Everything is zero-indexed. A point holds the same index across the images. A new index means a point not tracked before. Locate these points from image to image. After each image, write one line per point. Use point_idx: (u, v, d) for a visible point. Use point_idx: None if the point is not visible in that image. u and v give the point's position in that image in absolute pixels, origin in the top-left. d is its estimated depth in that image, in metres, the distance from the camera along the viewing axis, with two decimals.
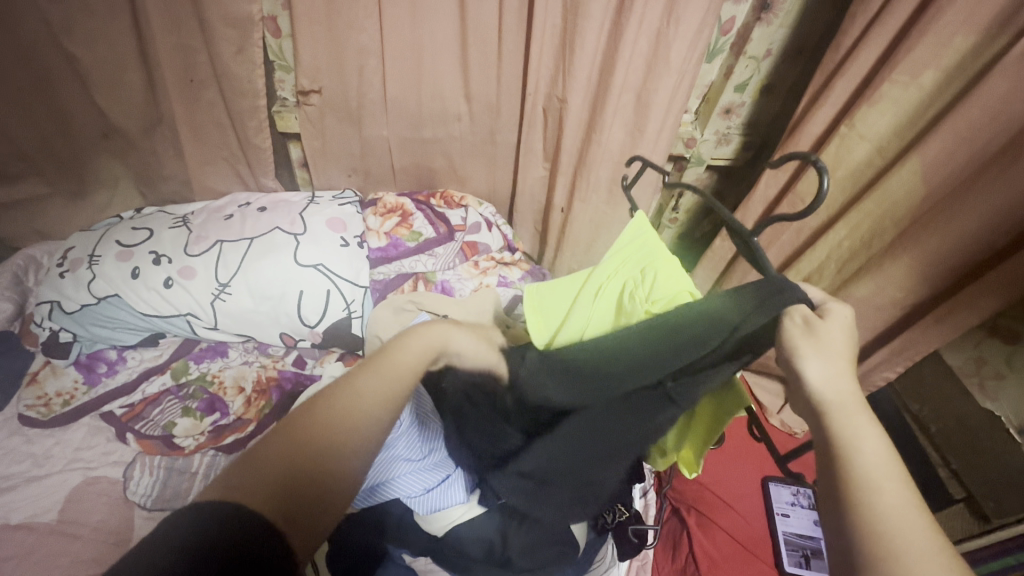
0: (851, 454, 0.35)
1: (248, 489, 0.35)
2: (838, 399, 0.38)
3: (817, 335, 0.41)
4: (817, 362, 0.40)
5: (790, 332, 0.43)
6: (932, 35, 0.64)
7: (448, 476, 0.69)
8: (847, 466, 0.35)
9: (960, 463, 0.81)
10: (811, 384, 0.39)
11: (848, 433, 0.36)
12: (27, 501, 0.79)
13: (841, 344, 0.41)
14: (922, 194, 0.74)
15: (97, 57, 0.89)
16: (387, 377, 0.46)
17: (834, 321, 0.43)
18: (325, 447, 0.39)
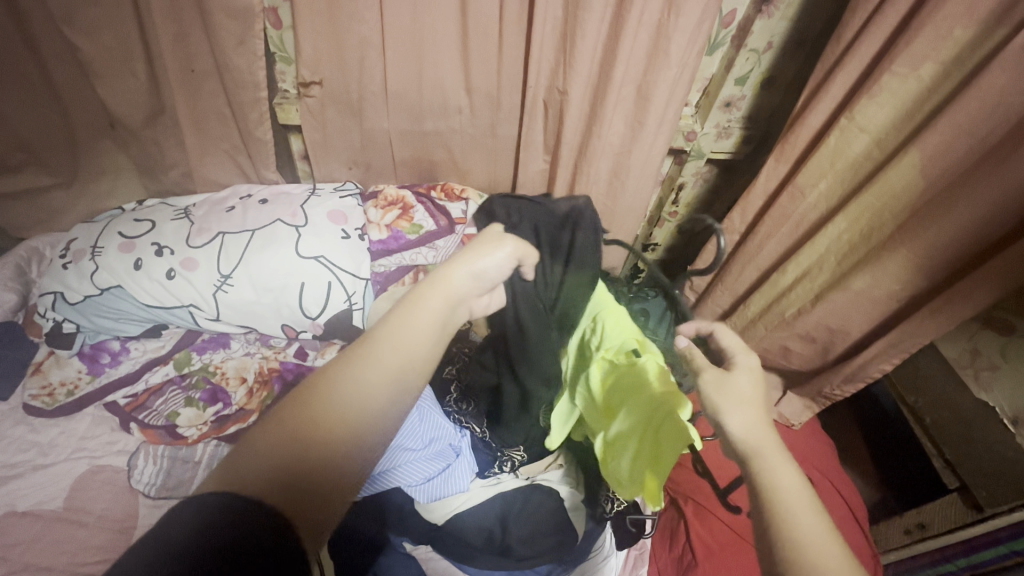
0: (775, 492, 0.41)
1: (244, 481, 0.37)
2: (757, 444, 0.44)
3: (729, 387, 0.47)
4: (734, 415, 0.45)
5: (706, 382, 0.48)
6: (931, 26, 0.64)
7: (449, 465, 0.71)
8: (772, 502, 0.41)
9: (954, 454, 0.82)
10: (734, 437, 0.44)
11: (769, 476, 0.42)
12: (33, 489, 0.80)
13: (749, 391, 0.47)
14: (922, 187, 0.74)
15: (97, 46, 0.89)
16: (397, 341, 0.47)
17: (737, 368, 0.49)
18: (322, 441, 0.40)
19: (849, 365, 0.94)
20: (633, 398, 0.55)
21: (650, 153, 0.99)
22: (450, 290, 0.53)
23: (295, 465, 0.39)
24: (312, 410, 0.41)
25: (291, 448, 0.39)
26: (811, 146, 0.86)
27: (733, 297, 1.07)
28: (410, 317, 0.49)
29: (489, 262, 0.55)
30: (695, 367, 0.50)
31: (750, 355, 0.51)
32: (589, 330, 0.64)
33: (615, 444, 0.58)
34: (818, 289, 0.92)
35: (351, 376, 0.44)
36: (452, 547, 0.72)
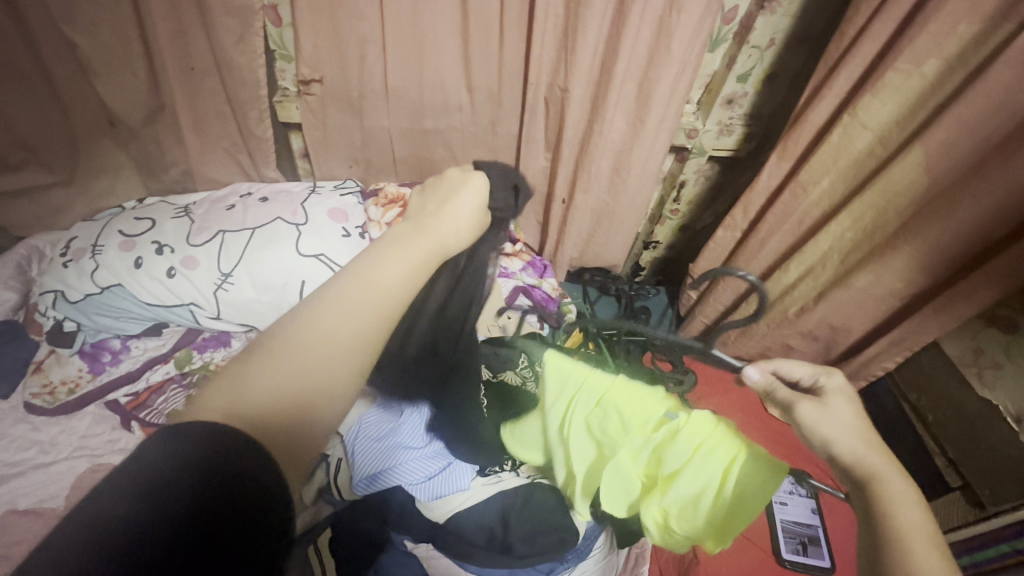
0: (896, 516, 0.38)
1: (233, 418, 0.36)
2: (870, 468, 0.40)
3: (830, 414, 0.43)
4: (842, 437, 0.42)
5: (804, 404, 0.44)
6: (935, 23, 0.64)
7: (449, 464, 0.73)
8: (891, 525, 0.37)
9: (955, 452, 0.83)
10: (843, 457, 0.41)
11: (887, 503, 0.38)
12: (34, 488, 0.80)
13: (849, 418, 0.43)
14: (926, 184, 0.73)
15: (97, 44, 0.89)
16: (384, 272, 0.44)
17: (833, 394, 0.44)
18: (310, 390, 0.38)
19: (852, 364, 0.94)
20: (699, 454, 0.47)
21: (652, 151, 0.98)
22: (440, 219, 0.52)
23: (292, 407, 0.37)
24: (291, 336, 0.39)
25: (278, 395, 0.37)
26: (814, 143, 0.85)
27: (735, 294, 1.07)
28: (403, 244, 0.47)
29: (465, 201, 0.55)
30: (783, 400, 0.45)
31: (836, 374, 0.45)
32: (596, 416, 0.51)
33: (682, 504, 0.47)
34: (821, 287, 0.92)
35: (321, 333, 0.40)
36: (452, 547, 0.71)
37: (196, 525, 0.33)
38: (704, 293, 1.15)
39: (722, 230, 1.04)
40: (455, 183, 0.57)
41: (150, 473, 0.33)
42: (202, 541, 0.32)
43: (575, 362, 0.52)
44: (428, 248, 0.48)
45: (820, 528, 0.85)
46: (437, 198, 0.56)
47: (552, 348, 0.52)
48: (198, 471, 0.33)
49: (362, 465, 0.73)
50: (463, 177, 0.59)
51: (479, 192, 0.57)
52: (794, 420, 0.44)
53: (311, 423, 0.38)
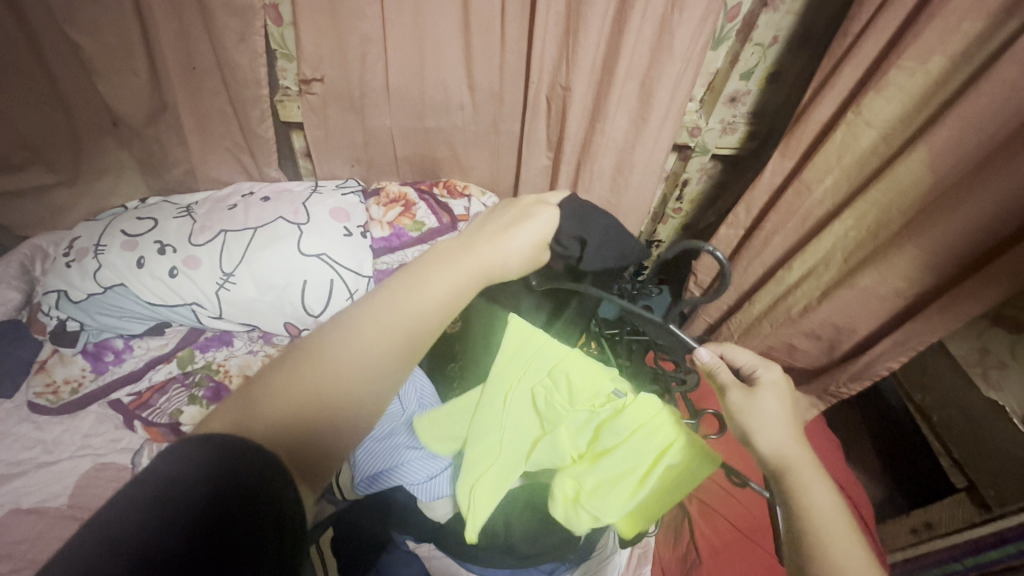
0: (810, 507, 0.42)
1: (248, 427, 0.38)
2: (791, 459, 0.44)
3: (755, 406, 0.47)
4: (765, 433, 0.45)
5: (735, 401, 0.48)
6: (940, 20, 0.63)
7: (449, 464, 0.69)
8: (806, 513, 0.42)
9: (961, 452, 0.83)
10: (767, 454, 0.45)
11: (803, 495, 0.42)
12: (37, 487, 0.80)
13: (776, 411, 0.46)
14: (930, 182, 0.73)
15: (99, 44, 0.89)
16: (425, 296, 0.46)
17: (766, 387, 0.48)
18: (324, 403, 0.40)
19: (855, 365, 0.93)
20: (637, 434, 0.50)
21: (654, 150, 0.98)
22: (498, 247, 0.51)
23: (306, 418, 0.39)
24: (322, 352, 0.41)
25: (298, 407, 0.39)
26: (818, 141, 0.85)
27: (738, 294, 1.06)
28: (448, 267, 0.48)
29: (528, 233, 0.53)
30: (720, 386, 0.50)
31: (773, 368, 0.49)
32: (545, 389, 0.55)
33: (602, 480, 0.50)
34: (824, 286, 0.91)
35: (340, 352, 0.41)
36: (453, 546, 0.71)
37: (204, 529, 0.33)
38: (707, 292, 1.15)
39: (724, 228, 1.04)
40: (525, 207, 0.57)
41: (172, 489, 0.33)
42: (208, 550, 0.33)
43: (532, 334, 0.57)
44: (471, 278, 0.49)
45: None
46: (494, 224, 0.54)
47: (513, 316, 0.57)
48: (207, 478, 0.34)
49: (363, 463, 0.71)
50: (534, 207, 0.57)
51: (546, 224, 0.54)
52: (725, 407, 0.48)
53: (328, 435, 0.40)
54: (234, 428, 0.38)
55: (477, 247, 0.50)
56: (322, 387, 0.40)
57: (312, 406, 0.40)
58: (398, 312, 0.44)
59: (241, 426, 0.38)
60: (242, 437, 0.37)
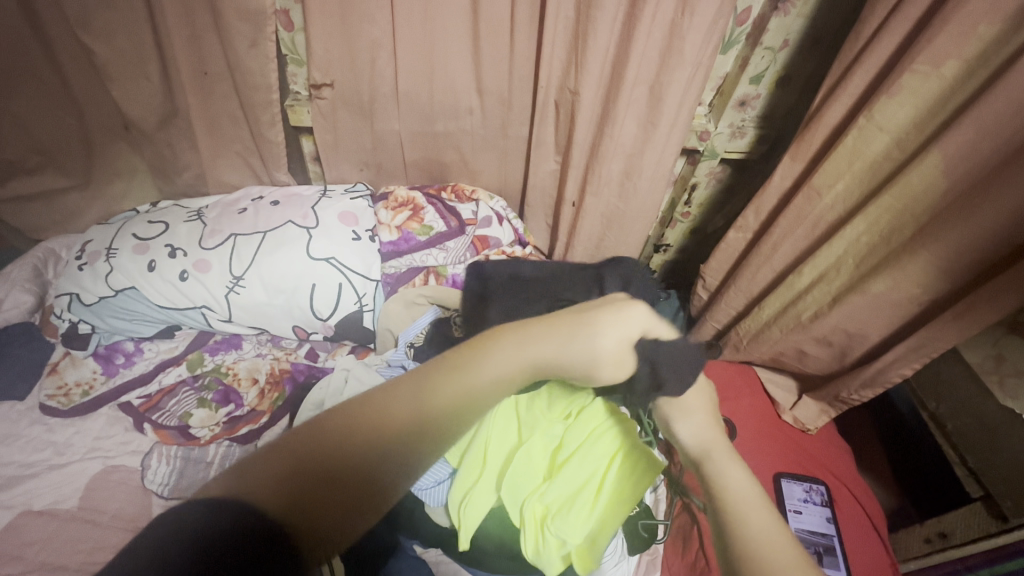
0: (720, 476, 0.52)
1: (254, 488, 0.36)
2: (704, 445, 0.55)
3: (679, 403, 0.59)
4: (686, 426, 0.57)
5: (660, 399, 0.61)
6: (955, 23, 0.63)
7: (458, 469, 0.72)
8: (719, 480, 0.52)
9: (977, 462, 0.79)
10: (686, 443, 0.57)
11: (717, 472, 0.53)
12: (49, 488, 0.81)
13: (701, 405, 0.59)
14: (944, 187, 0.72)
15: (113, 49, 0.90)
16: (476, 380, 0.46)
17: (688, 386, 0.61)
18: (341, 460, 0.39)
19: (869, 370, 0.90)
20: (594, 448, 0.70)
21: (663, 154, 0.97)
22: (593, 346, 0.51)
23: (317, 478, 0.37)
24: (363, 420, 0.41)
25: (306, 462, 0.38)
26: (829, 145, 0.84)
27: (747, 299, 1.05)
28: (513, 349, 0.49)
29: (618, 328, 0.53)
30: None
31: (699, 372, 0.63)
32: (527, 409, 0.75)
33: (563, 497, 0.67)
34: (835, 292, 0.90)
35: (381, 414, 0.42)
36: (461, 552, 0.72)
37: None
38: (715, 296, 1.14)
39: (733, 232, 1.03)
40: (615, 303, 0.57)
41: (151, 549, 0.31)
42: None
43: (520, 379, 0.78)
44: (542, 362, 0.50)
45: (834, 537, 0.86)
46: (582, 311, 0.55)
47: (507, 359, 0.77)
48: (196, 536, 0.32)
49: None
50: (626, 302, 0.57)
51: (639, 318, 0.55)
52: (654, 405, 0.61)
53: (342, 491, 0.37)
54: (262, 497, 0.35)
55: (561, 330, 0.51)
56: (356, 456, 0.39)
57: (341, 467, 0.38)
58: (448, 396, 0.44)
59: (241, 491, 0.35)
60: (238, 504, 0.34)
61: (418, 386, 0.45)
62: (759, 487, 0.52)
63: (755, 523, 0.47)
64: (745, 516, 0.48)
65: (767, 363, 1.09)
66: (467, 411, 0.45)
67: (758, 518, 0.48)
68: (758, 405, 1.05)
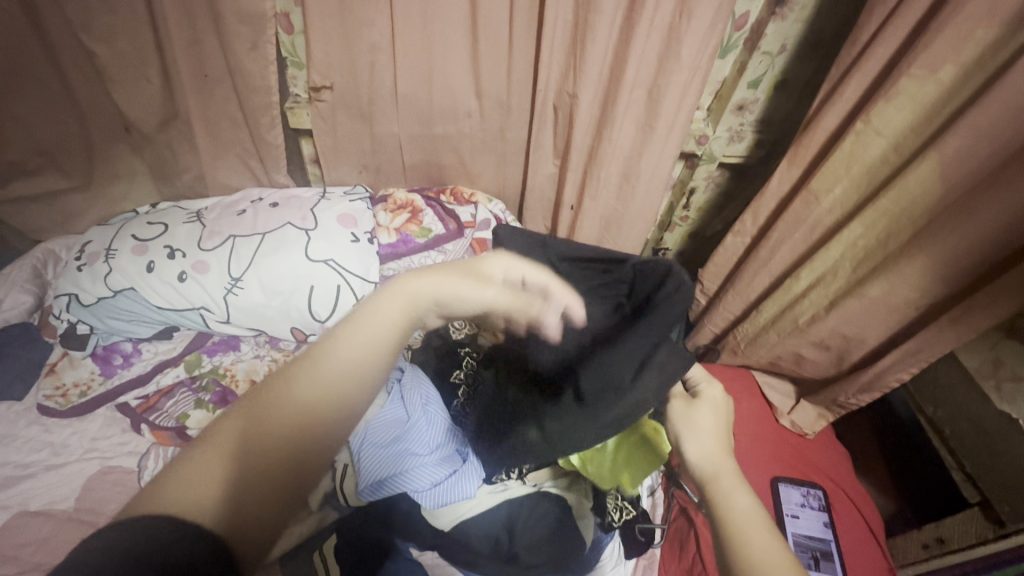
0: (725, 495, 0.53)
1: (199, 504, 0.38)
2: (711, 465, 0.56)
3: (689, 421, 0.60)
4: (695, 443, 0.58)
5: (674, 411, 0.62)
6: (952, 28, 0.63)
7: (456, 470, 0.71)
8: (724, 499, 0.52)
9: (974, 466, 0.80)
10: (694, 460, 0.57)
11: (723, 493, 0.53)
12: (45, 489, 0.81)
13: (709, 423, 0.60)
14: (941, 192, 0.72)
15: (114, 52, 0.91)
16: (347, 350, 0.48)
17: (702, 405, 0.62)
18: (272, 443, 0.41)
19: (865, 375, 0.90)
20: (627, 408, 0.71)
21: (661, 157, 0.97)
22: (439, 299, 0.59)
23: (253, 469, 0.40)
24: (271, 415, 0.43)
25: (240, 455, 0.41)
26: (827, 149, 0.84)
27: (745, 303, 1.05)
28: (367, 323, 0.52)
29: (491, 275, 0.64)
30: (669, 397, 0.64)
31: (712, 389, 0.64)
32: None
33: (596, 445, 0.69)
34: (832, 295, 0.90)
35: (298, 386, 0.45)
36: (458, 556, 0.72)
37: None
38: (713, 300, 1.14)
39: (731, 237, 1.03)
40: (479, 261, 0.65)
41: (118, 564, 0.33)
42: None
43: None
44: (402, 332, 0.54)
45: (832, 541, 0.85)
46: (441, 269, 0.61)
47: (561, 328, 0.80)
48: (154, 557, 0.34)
49: (366, 470, 0.71)
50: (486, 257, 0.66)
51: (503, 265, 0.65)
52: (669, 418, 0.62)
53: (286, 476, 0.41)
54: (204, 516, 0.37)
55: (404, 303, 0.55)
56: (280, 448, 0.41)
57: (275, 465, 0.41)
58: (327, 369, 0.46)
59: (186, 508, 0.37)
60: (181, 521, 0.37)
61: (324, 346, 0.49)
62: (762, 512, 0.52)
63: (756, 548, 0.48)
64: (745, 544, 0.48)
65: (765, 367, 1.08)
66: (352, 377, 0.47)
67: (758, 537, 0.49)
68: (757, 408, 1.04)
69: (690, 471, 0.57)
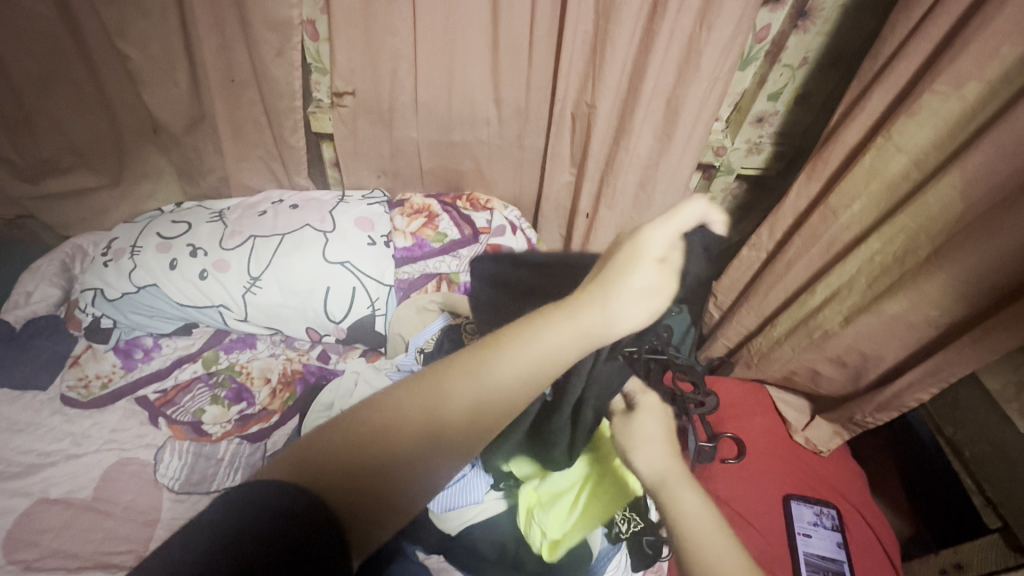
0: (673, 505, 0.52)
1: (307, 473, 0.35)
2: (663, 475, 0.54)
3: (635, 432, 0.58)
4: (641, 454, 0.56)
5: (617, 423, 0.60)
6: (978, 43, 0.62)
7: (464, 475, 0.72)
8: (671, 516, 0.52)
9: (995, 493, 0.78)
10: (643, 473, 0.55)
11: (673, 503, 0.52)
12: (65, 477, 0.83)
13: (653, 428, 0.58)
14: (961, 209, 0.71)
15: (148, 56, 0.94)
16: (501, 375, 0.41)
17: (642, 412, 0.60)
18: (383, 443, 0.37)
19: (883, 393, 0.88)
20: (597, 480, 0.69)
21: (679, 168, 0.97)
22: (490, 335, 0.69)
23: (361, 469, 0.36)
24: (357, 413, 0.38)
25: (362, 446, 0.36)
26: (847, 163, 0.84)
27: (759, 317, 1.04)
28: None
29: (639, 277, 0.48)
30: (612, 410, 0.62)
31: (649, 394, 0.62)
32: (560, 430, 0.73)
33: (558, 491, 0.69)
34: (848, 311, 0.88)
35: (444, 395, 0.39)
36: (465, 561, 0.73)
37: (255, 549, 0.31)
38: (728, 313, 1.13)
39: (747, 249, 1.02)
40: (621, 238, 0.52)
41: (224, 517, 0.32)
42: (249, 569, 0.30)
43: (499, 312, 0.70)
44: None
45: (845, 563, 0.84)
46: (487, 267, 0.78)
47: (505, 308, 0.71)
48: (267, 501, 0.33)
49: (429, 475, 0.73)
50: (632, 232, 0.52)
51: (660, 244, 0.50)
52: (614, 435, 0.60)
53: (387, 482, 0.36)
54: (286, 476, 0.34)
55: (578, 312, 0.45)
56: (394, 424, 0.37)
57: (370, 454, 0.36)
58: (458, 399, 0.39)
59: (297, 469, 0.35)
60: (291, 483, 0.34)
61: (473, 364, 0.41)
62: (714, 512, 0.52)
63: (705, 554, 0.48)
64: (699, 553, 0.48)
65: (778, 380, 1.08)
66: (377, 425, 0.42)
67: (714, 546, 0.49)
68: (766, 420, 1.03)
69: (641, 479, 0.55)
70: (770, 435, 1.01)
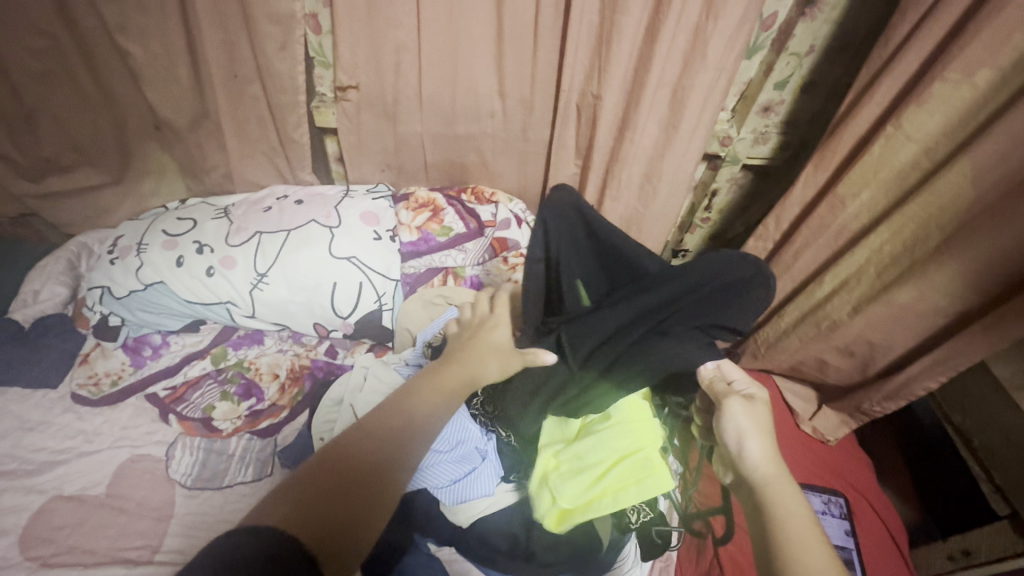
0: (771, 500, 0.55)
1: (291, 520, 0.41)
2: (773, 479, 0.57)
3: (750, 416, 0.62)
4: (753, 449, 0.59)
5: (732, 403, 0.63)
6: (990, 29, 0.61)
7: (474, 469, 0.72)
8: (772, 518, 0.53)
9: (1006, 481, 0.79)
10: (751, 464, 0.58)
11: (776, 506, 0.54)
12: (79, 475, 0.84)
13: (763, 424, 0.61)
14: (972, 198, 0.70)
15: (149, 53, 0.93)
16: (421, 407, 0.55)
17: (758, 403, 0.63)
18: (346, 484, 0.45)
19: (891, 382, 0.89)
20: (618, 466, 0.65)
21: (684, 159, 0.96)
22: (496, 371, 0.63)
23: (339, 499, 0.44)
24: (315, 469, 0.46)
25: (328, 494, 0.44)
26: (856, 153, 0.83)
27: (766, 308, 1.04)
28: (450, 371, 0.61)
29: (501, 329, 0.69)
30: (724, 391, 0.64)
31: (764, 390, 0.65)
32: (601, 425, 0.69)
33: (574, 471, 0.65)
34: (856, 301, 0.88)
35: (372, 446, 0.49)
36: (475, 550, 0.74)
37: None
38: None
39: (753, 239, 1.02)
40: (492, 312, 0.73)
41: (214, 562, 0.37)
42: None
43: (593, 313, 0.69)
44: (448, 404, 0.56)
45: (853, 551, 0.84)
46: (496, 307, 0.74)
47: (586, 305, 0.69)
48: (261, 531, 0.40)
49: None
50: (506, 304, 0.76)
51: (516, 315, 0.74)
52: (729, 409, 0.63)
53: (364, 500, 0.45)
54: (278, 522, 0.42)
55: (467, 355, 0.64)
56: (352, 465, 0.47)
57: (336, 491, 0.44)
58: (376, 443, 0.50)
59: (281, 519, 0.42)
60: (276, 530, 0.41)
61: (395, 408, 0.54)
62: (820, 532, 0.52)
63: (808, 568, 0.48)
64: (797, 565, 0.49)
65: (786, 371, 1.07)
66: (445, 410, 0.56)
67: (814, 557, 0.49)
68: (775, 410, 1.03)
69: (748, 472, 0.58)
70: (779, 424, 1.02)
